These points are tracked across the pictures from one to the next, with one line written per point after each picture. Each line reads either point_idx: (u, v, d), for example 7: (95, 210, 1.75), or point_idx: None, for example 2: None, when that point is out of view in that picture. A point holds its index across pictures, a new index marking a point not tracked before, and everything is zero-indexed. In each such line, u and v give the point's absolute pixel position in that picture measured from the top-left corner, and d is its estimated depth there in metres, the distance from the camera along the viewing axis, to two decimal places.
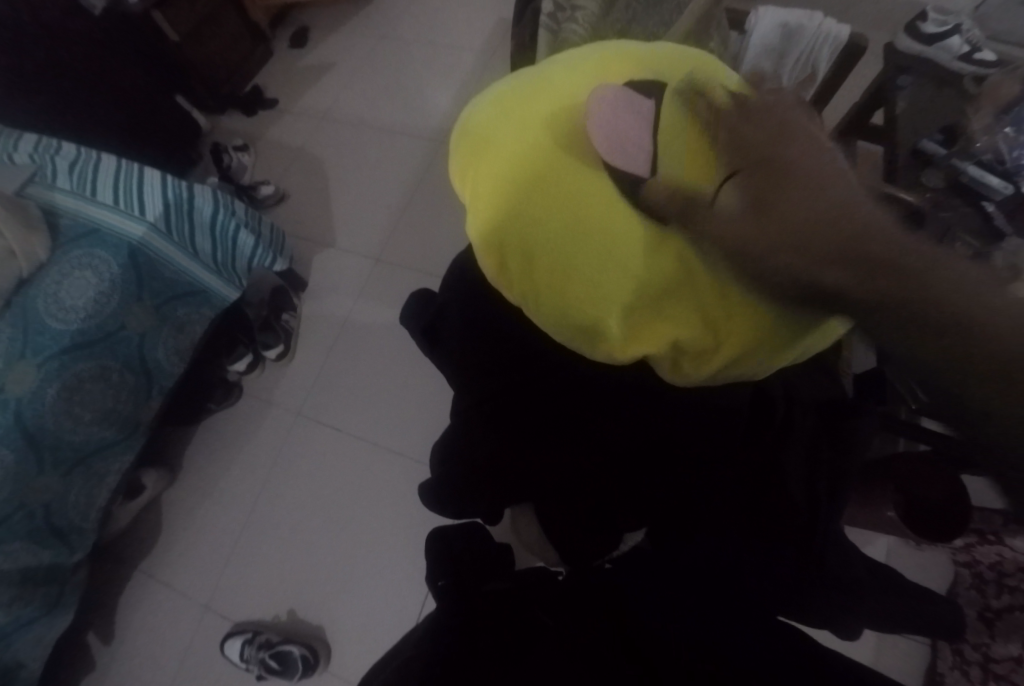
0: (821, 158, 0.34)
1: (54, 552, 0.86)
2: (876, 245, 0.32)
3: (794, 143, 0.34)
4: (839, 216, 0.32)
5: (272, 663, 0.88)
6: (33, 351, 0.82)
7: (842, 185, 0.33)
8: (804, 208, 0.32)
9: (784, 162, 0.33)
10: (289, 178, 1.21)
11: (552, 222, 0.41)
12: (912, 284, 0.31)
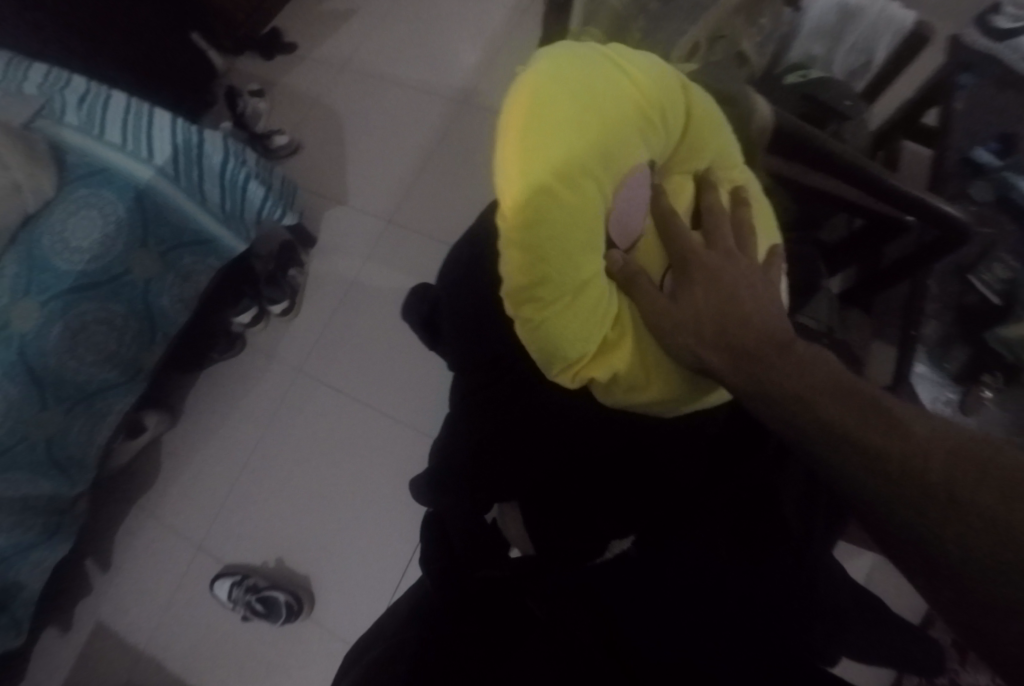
0: (728, 264, 0.44)
1: (55, 484, 0.89)
2: (754, 340, 0.43)
3: (710, 249, 0.44)
4: (727, 313, 0.43)
5: (258, 606, 0.93)
6: (37, 289, 0.82)
7: (735, 287, 0.44)
8: (704, 298, 0.42)
9: (699, 258, 0.43)
10: (305, 128, 1.18)
11: (578, 267, 0.33)
12: (784, 369, 0.42)
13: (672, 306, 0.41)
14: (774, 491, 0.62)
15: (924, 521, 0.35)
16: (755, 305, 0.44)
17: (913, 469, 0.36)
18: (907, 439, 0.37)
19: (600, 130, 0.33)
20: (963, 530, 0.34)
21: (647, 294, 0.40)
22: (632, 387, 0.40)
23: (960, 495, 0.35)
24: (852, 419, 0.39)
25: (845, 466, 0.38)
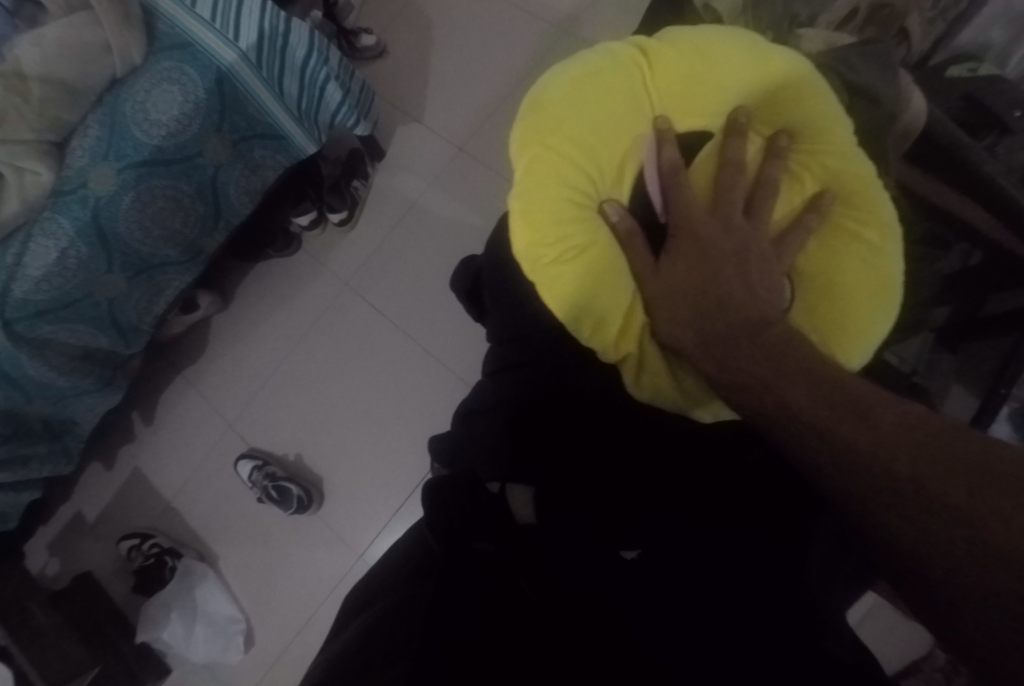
0: (725, 233, 0.51)
1: (112, 341, 0.97)
2: (739, 307, 0.47)
3: (708, 218, 0.51)
4: (710, 282, 0.49)
5: (272, 492, 1.00)
6: (115, 155, 0.83)
7: (726, 251, 0.50)
8: (684, 274, 0.50)
9: (690, 230, 0.51)
10: (394, 30, 1.12)
11: (574, 232, 0.53)
12: (750, 347, 0.44)
13: (654, 274, 0.52)
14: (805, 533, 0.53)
15: (912, 544, 0.30)
16: (741, 276, 0.49)
17: (908, 481, 0.31)
18: (878, 447, 0.33)
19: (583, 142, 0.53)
20: (975, 563, 0.28)
21: (635, 254, 0.53)
22: (658, 376, 0.53)
23: (963, 521, 0.29)
24: (887, 415, 0.35)
25: (835, 484, 0.35)
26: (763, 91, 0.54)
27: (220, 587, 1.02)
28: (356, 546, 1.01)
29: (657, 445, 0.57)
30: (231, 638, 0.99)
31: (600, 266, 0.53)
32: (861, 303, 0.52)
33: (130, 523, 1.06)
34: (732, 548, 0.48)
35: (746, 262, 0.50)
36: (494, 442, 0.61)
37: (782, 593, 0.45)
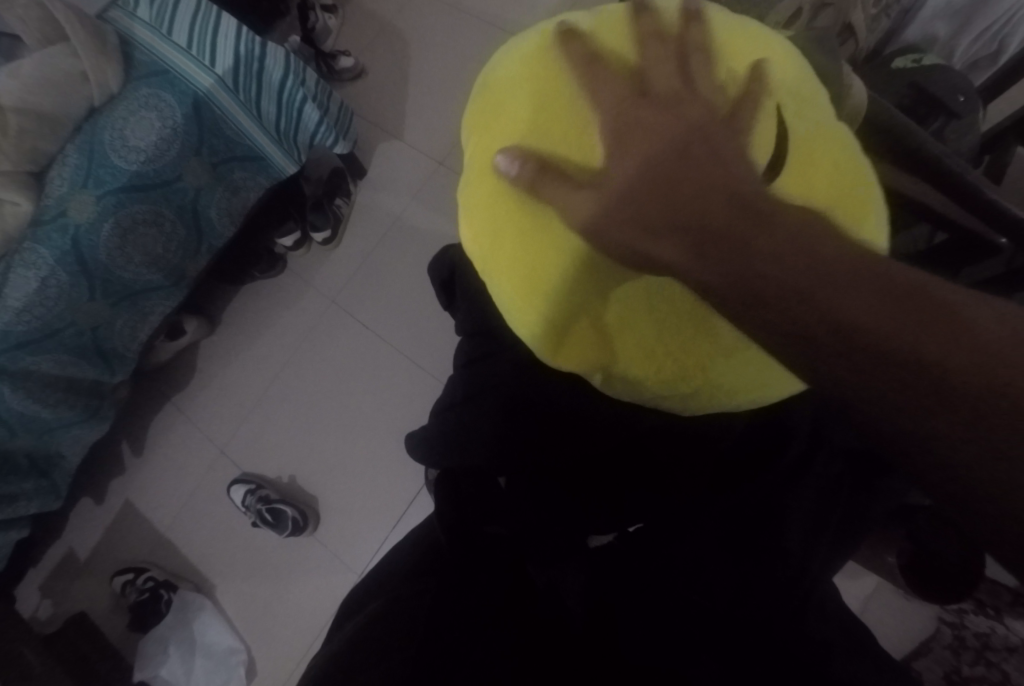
0: (674, 119, 0.33)
1: (98, 371, 0.96)
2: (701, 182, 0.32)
3: (642, 105, 0.33)
4: (670, 175, 0.33)
5: (267, 516, 0.98)
6: (94, 183, 0.83)
7: (699, 138, 0.32)
8: (632, 181, 0.33)
9: (627, 126, 0.33)
10: (370, 52, 1.15)
11: (506, 230, 0.38)
12: (752, 249, 0.31)
13: (594, 203, 0.33)
14: (780, 512, 0.51)
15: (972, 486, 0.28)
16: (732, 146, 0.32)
17: (962, 400, 0.27)
18: (955, 363, 0.28)
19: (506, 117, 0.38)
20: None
21: (550, 192, 0.34)
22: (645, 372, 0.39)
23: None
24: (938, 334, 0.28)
25: (880, 402, 0.29)
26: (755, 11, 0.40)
27: (220, 618, 0.99)
28: (355, 565, 0.99)
29: (630, 442, 0.52)
30: (233, 670, 0.97)
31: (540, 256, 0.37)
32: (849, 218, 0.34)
33: (123, 558, 1.03)
34: (707, 535, 0.51)
35: (707, 137, 0.32)
36: (461, 445, 0.55)
37: (760, 569, 0.50)
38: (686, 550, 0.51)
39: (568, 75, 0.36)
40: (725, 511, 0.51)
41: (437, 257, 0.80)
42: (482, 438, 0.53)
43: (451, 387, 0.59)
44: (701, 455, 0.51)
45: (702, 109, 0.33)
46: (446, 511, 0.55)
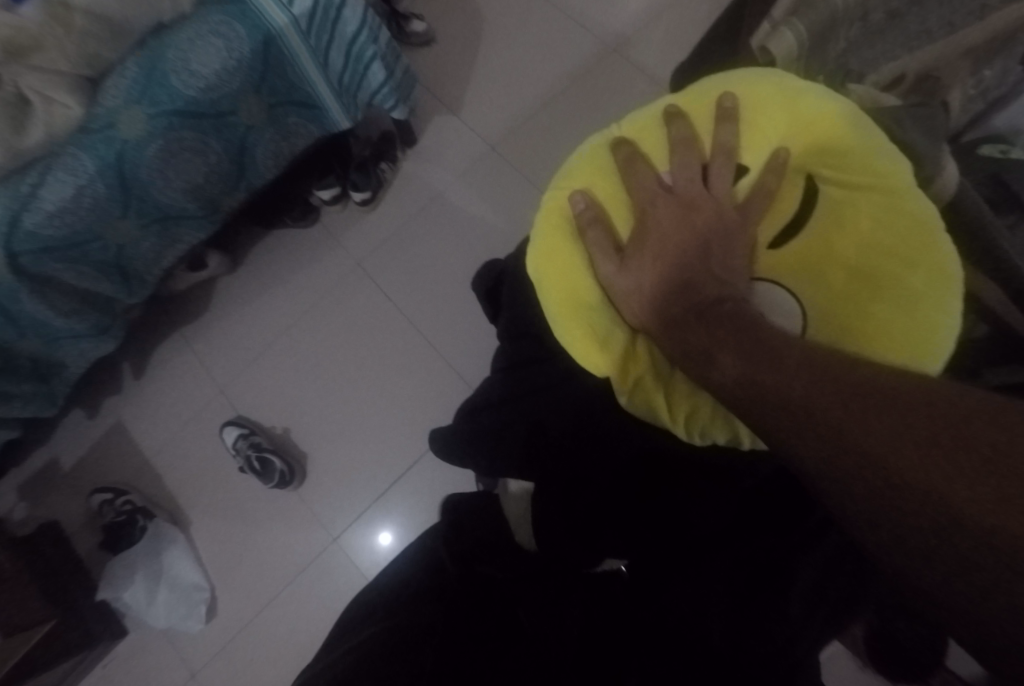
0: (689, 219, 0.49)
1: (114, 289, 0.95)
2: (689, 272, 0.48)
3: (668, 204, 0.50)
4: (675, 264, 0.49)
5: (254, 464, 0.98)
6: (148, 101, 0.81)
7: (707, 236, 0.49)
8: (650, 269, 0.50)
9: (653, 220, 0.50)
10: (445, 19, 1.13)
11: (562, 270, 0.54)
12: (705, 337, 0.44)
13: (619, 271, 0.51)
14: (791, 572, 0.50)
15: (910, 548, 0.30)
16: (718, 240, 0.49)
17: (877, 479, 0.31)
18: (862, 446, 0.32)
19: (589, 186, 0.55)
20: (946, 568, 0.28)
21: (594, 245, 0.52)
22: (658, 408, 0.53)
23: (934, 513, 0.29)
24: (858, 415, 0.33)
25: (823, 469, 0.34)
26: (804, 136, 0.49)
27: (190, 554, 1.00)
28: (332, 528, 1.00)
29: (650, 458, 0.57)
30: (194, 607, 0.97)
31: (582, 304, 0.53)
32: (890, 344, 0.48)
33: (105, 476, 1.03)
34: (714, 580, 0.49)
35: (700, 224, 0.49)
36: (495, 437, 0.63)
37: (761, 623, 0.47)
38: (690, 589, 0.49)
39: (614, 173, 0.54)
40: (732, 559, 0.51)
41: (482, 272, 0.87)
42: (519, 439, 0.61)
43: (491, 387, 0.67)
44: (716, 490, 0.54)
45: (710, 205, 0.49)
46: (455, 534, 0.58)
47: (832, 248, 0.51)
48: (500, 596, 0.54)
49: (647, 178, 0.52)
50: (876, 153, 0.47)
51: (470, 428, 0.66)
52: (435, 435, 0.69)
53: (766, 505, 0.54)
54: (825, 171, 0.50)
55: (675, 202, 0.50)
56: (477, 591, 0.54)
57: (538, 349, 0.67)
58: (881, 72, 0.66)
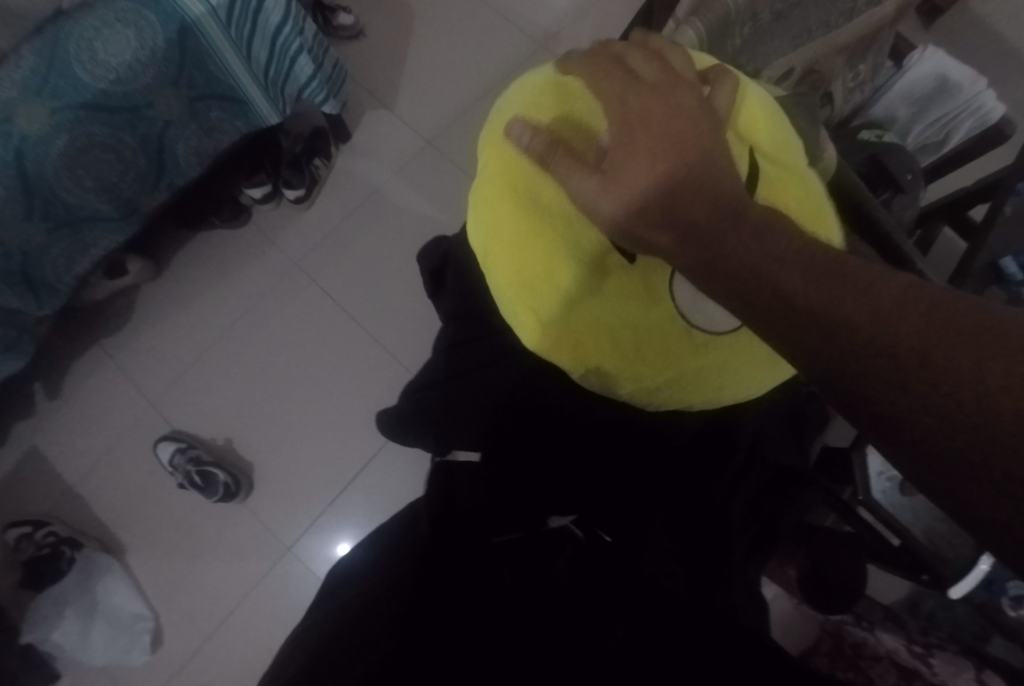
0: (672, 105, 0.36)
1: (21, 300, 0.86)
2: (692, 165, 0.35)
3: (641, 93, 0.37)
4: (679, 165, 0.35)
5: (196, 479, 0.93)
6: (50, 93, 0.75)
7: (695, 120, 0.36)
8: (650, 170, 0.35)
9: (631, 126, 0.36)
10: (371, 13, 1.12)
11: (517, 220, 0.42)
12: (750, 254, 0.34)
13: (604, 186, 0.36)
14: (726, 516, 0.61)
15: (934, 469, 0.29)
16: (717, 139, 0.36)
17: (915, 416, 0.29)
18: (918, 371, 0.29)
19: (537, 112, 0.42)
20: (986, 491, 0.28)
21: (561, 171, 0.37)
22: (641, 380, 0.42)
23: (987, 428, 0.28)
24: (890, 335, 0.30)
25: (855, 389, 0.31)
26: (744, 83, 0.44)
27: (129, 582, 0.93)
28: (284, 538, 0.97)
29: (598, 432, 0.55)
30: (137, 637, 0.90)
31: (544, 257, 0.42)
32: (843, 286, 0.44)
33: (21, 509, 0.93)
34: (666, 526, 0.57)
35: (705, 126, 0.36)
36: (441, 417, 0.58)
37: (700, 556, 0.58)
38: (649, 539, 0.56)
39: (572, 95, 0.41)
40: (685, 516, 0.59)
41: (424, 249, 0.89)
42: (465, 416, 0.57)
43: (436, 365, 0.62)
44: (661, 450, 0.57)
45: (695, 94, 0.37)
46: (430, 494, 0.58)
47: (802, 189, 0.42)
48: (475, 550, 0.55)
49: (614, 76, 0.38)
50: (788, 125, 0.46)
51: (415, 406, 0.61)
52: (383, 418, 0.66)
53: (700, 453, 0.60)
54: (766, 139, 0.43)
55: (651, 108, 0.37)
56: (457, 547, 0.55)
57: (480, 327, 0.62)
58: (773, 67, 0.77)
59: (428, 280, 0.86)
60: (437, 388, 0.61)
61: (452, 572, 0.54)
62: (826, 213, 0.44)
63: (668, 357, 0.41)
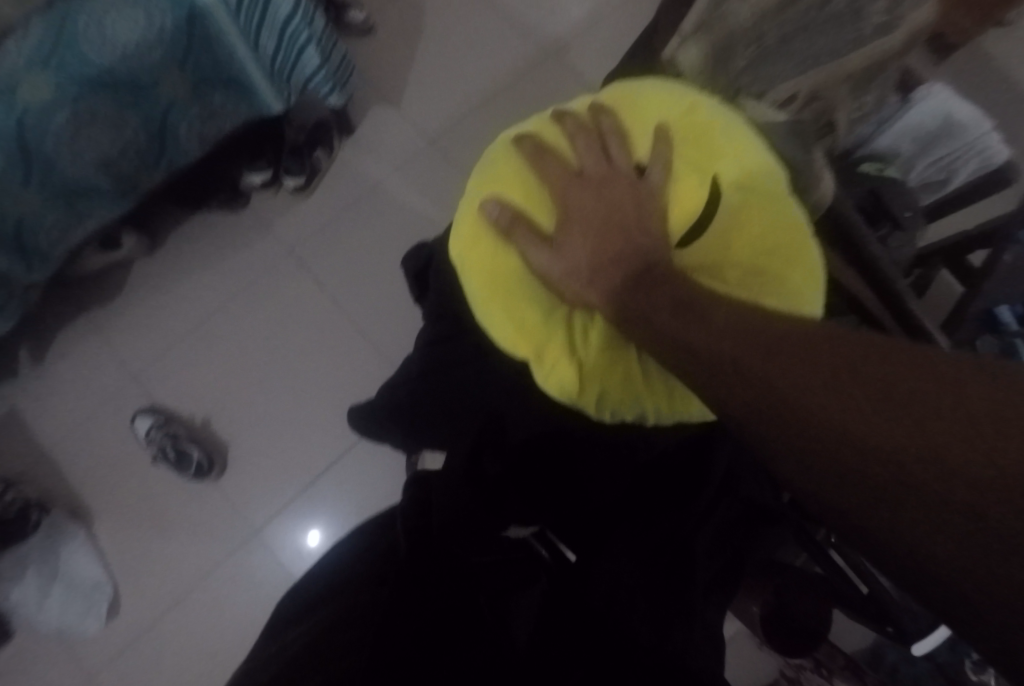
0: (607, 197, 0.49)
1: (13, 265, 0.88)
2: (619, 249, 0.48)
3: (584, 186, 0.50)
4: (606, 248, 0.48)
5: (171, 454, 0.94)
6: (55, 68, 0.76)
7: (625, 211, 0.49)
8: (584, 251, 0.49)
9: (574, 208, 0.50)
10: (384, 10, 1.13)
11: (482, 259, 0.52)
12: (660, 307, 0.41)
13: (553, 259, 0.49)
14: (690, 554, 0.57)
15: (862, 517, 0.27)
16: (644, 217, 0.48)
17: (829, 434, 0.28)
18: (808, 414, 0.29)
19: (496, 174, 0.54)
20: (923, 518, 0.25)
21: (522, 239, 0.49)
22: (594, 393, 0.50)
23: (891, 475, 0.26)
24: (800, 371, 0.30)
25: (779, 454, 0.30)
26: (685, 124, 0.52)
27: (93, 551, 0.94)
28: (252, 521, 0.97)
29: (564, 453, 0.56)
30: (94, 605, 0.92)
31: (508, 291, 0.51)
32: (788, 276, 0.50)
33: None
34: (624, 553, 0.55)
35: (632, 206, 0.49)
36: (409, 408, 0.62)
37: (664, 586, 0.55)
38: (608, 571, 0.54)
39: (525, 169, 0.53)
40: (653, 545, 0.55)
41: (410, 255, 0.87)
42: (437, 416, 0.60)
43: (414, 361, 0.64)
44: (619, 464, 0.55)
45: (627, 189, 0.49)
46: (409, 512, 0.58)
47: (742, 227, 0.50)
48: (452, 567, 0.55)
49: (554, 162, 0.52)
50: (760, 174, 0.51)
51: (391, 402, 0.64)
52: (355, 414, 0.68)
53: (675, 473, 0.58)
54: (729, 168, 0.51)
55: (583, 180, 0.51)
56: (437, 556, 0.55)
57: (454, 326, 0.65)
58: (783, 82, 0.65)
59: (414, 280, 0.85)
60: (415, 384, 0.63)
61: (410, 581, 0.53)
62: (778, 239, 0.50)
63: (608, 377, 0.50)
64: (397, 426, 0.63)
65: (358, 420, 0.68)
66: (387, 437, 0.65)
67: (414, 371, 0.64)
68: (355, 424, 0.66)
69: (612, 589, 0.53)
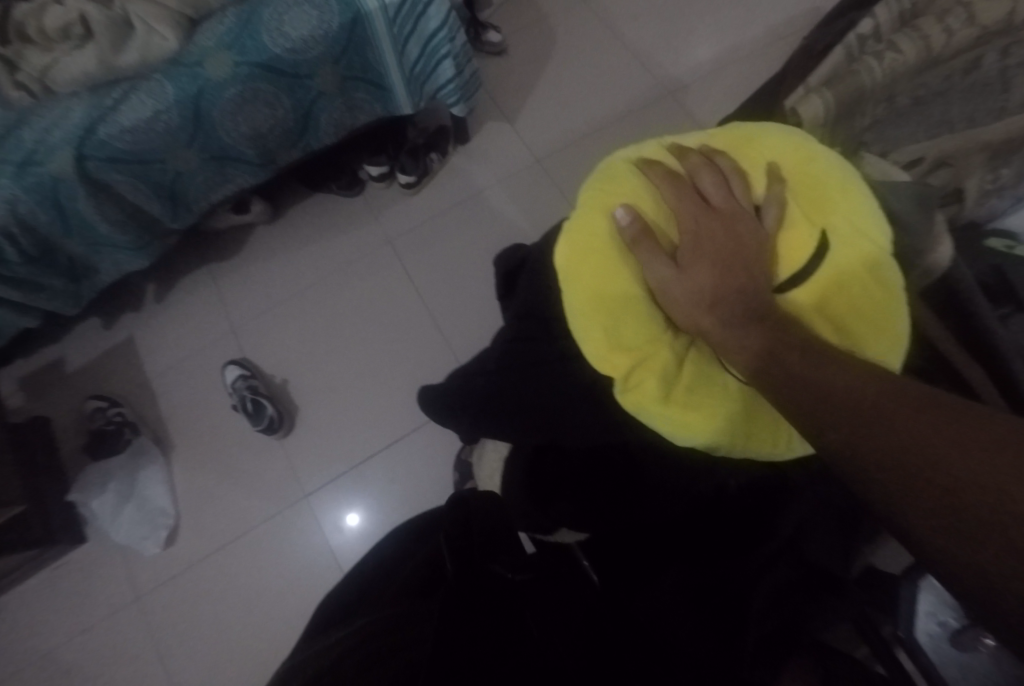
0: (730, 234, 0.49)
1: (162, 211, 1.01)
2: (735, 285, 0.47)
3: (709, 219, 0.50)
4: (728, 277, 0.47)
5: (249, 405, 1.01)
6: (238, 49, 0.89)
7: (741, 249, 0.48)
8: (709, 274, 0.48)
9: (693, 232, 0.50)
10: (518, 38, 1.22)
11: (592, 275, 0.52)
12: (782, 357, 0.42)
13: (676, 277, 0.49)
14: (745, 602, 0.54)
15: (923, 523, 0.31)
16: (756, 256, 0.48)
17: (920, 469, 0.31)
18: (891, 436, 0.33)
19: (609, 195, 0.55)
20: (984, 540, 0.27)
21: (644, 256, 0.51)
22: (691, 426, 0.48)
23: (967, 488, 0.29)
24: (883, 407, 0.35)
25: (860, 478, 0.34)
26: (800, 174, 0.53)
27: (165, 479, 1.02)
28: (304, 485, 1.02)
29: (631, 465, 0.56)
30: (155, 529, 0.99)
31: (613, 310, 0.51)
32: (876, 333, 0.47)
33: (104, 386, 1.07)
34: (673, 572, 0.55)
35: (746, 240, 0.49)
36: (473, 403, 0.63)
37: (715, 606, 0.53)
38: (656, 598, 0.54)
39: (642, 195, 0.54)
40: (713, 574, 0.55)
41: (503, 253, 0.92)
42: (503, 406, 0.60)
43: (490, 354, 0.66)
44: (675, 493, 0.56)
45: (744, 226, 0.49)
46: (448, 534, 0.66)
47: (852, 272, 0.48)
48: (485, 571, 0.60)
49: (676, 191, 0.53)
50: (881, 252, 0.49)
51: (462, 388, 0.65)
52: (424, 395, 0.68)
53: (736, 513, 0.57)
54: (842, 222, 0.50)
55: (705, 210, 0.51)
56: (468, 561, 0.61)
57: (545, 329, 0.65)
58: (902, 152, 0.71)
59: (502, 279, 0.89)
60: (485, 375, 0.64)
61: (461, 592, 0.57)
62: (879, 292, 0.48)
63: (705, 411, 0.47)
64: (464, 411, 0.64)
65: (425, 399, 0.70)
66: (451, 423, 0.66)
67: (491, 366, 0.65)
68: (423, 404, 0.67)
69: (658, 610, 0.53)
